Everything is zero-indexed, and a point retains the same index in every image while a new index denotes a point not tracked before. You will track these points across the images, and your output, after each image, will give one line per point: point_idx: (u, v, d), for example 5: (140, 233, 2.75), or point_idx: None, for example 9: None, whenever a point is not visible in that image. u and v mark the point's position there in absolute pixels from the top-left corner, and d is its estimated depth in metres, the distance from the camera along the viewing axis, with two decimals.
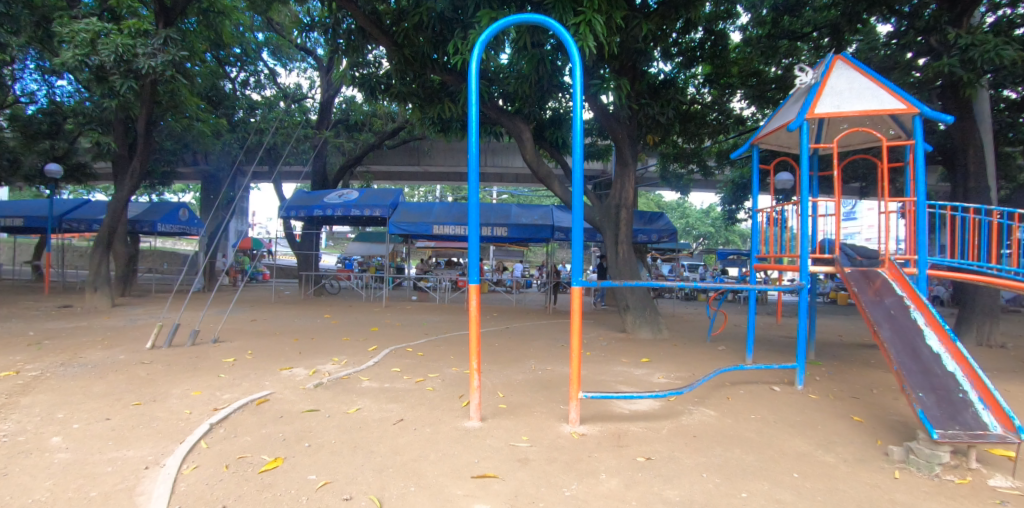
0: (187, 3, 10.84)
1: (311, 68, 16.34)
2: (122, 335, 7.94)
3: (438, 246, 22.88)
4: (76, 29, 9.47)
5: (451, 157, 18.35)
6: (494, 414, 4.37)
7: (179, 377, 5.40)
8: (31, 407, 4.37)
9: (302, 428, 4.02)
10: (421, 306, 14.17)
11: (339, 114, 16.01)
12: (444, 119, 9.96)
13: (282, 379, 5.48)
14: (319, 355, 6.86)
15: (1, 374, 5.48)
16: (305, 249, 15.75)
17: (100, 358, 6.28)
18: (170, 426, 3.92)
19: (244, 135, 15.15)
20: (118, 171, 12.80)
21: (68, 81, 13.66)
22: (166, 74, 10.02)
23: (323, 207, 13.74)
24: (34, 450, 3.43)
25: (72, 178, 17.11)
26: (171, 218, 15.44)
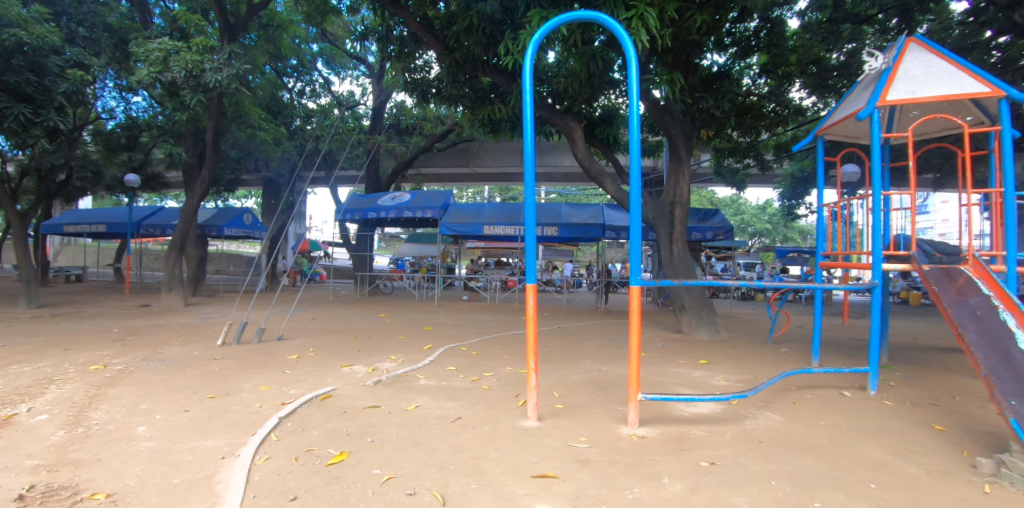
0: (249, 18, 11.38)
1: (364, 75, 16.85)
2: (196, 332, 8.48)
3: (488, 246, 23.09)
4: (150, 48, 10.11)
5: (500, 158, 18.47)
6: (551, 414, 4.35)
7: (249, 372, 5.69)
8: (119, 398, 4.71)
9: (364, 423, 4.14)
10: (472, 306, 14.33)
11: (391, 118, 16.46)
12: (494, 121, 10.00)
13: (344, 376, 5.66)
14: (378, 353, 7.06)
15: (92, 367, 5.96)
16: (360, 250, 16.29)
17: (177, 353, 6.72)
18: (244, 418, 4.14)
19: (302, 142, 15.81)
20: (189, 179, 13.65)
21: (143, 97, 14.61)
22: (231, 87, 10.63)
23: (377, 209, 14.16)
24: (124, 438, 3.70)
25: (148, 187, 18.43)
26: (236, 222, 16.31)
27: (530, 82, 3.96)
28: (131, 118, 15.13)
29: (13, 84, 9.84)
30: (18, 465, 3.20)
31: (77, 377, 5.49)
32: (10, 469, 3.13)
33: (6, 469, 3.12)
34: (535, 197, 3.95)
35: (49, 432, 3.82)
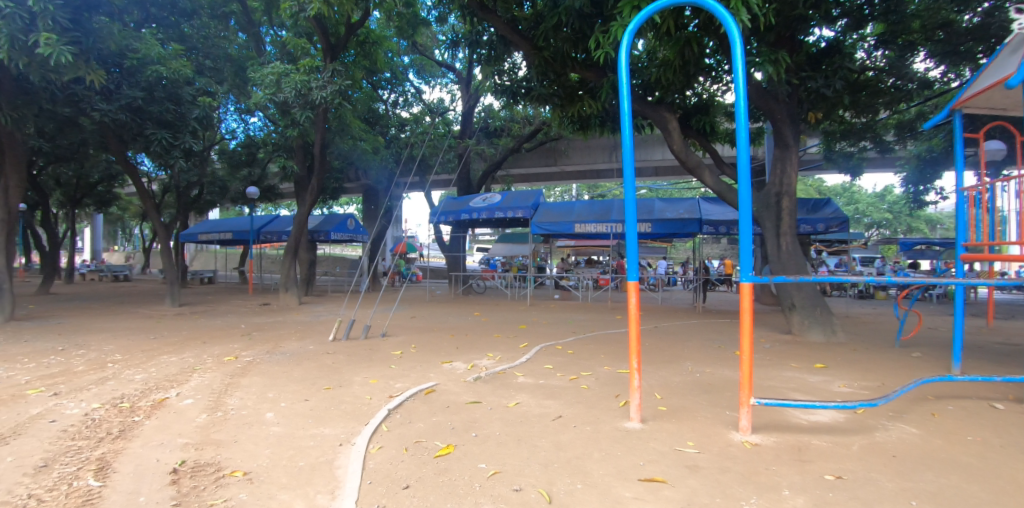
0: (347, 37, 12.15)
1: (452, 82, 17.39)
2: (310, 328, 9.24)
3: (577, 244, 22.91)
4: (265, 72, 11.18)
5: (589, 155, 18.25)
6: (654, 416, 4.20)
7: (359, 366, 6.09)
8: (250, 387, 5.24)
9: (467, 418, 4.27)
10: (563, 305, 14.28)
11: (480, 122, 16.82)
12: (583, 118, 9.88)
13: (445, 372, 5.88)
14: (475, 351, 7.26)
15: (226, 359, 6.68)
16: (454, 251, 16.85)
17: (296, 348, 7.35)
18: (357, 409, 4.43)
19: (398, 150, 16.66)
20: (300, 189, 14.89)
21: (259, 117, 16.09)
22: (335, 102, 11.43)
23: (469, 211, 14.56)
24: (255, 422, 4.10)
25: (266, 199, 20.36)
26: (342, 227, 17.53)
27: (626, 75, 3.89)
28: (250, 137, 16.68)
29: (158, 113, 11.30)
30: (173, 442, 3.66)
31: (215, 367, 6.19)
32: (166, 446, 3.60)
33: (164, 446, 3.59)
34: (635, 190, 3.87)
35: (194, 414, 4.34)
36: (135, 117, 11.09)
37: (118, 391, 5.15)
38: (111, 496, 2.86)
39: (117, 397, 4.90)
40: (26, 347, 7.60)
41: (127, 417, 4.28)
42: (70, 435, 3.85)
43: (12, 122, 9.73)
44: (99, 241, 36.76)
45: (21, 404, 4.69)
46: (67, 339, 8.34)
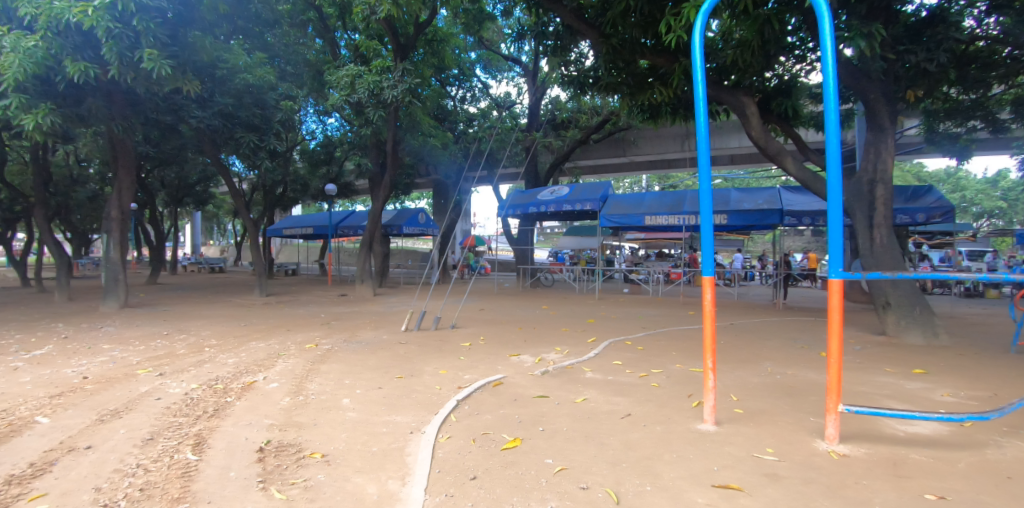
0: (416, 35, 12.43)
1: (519, 75, 17.41)
2: (384, 318, 9.62)
3: (647, 236, 22.27)
4: (341, 75, 11.72)
5: (659, 145, 17.64)
6: (729, 419, 3.99)
7: (430, 357, 6.27)
8: (329, 373, 5.54)
9: (535, 412, 4.26)
10: (633, 300, 13.93)
11: (546, 115, 16.71)
12: (654, 106, 9.52)
13: (513, 365, 5.90)
14: (543, 344, 7.24)
15: (308, 346, 7.10)
16: (522, 244, 16.91)
17: (371, 337, 7.69)
18: (427, 398, 4.55)
19: (467, 145, 16.92)
20: (374, 185, 15.51)
21: (336, 118, 16.90)
22: (405, 101, 11.78)
23: (537, 204, 14.55)
24: (333, 407, 4.31)
25: (343, 195, 21.40)
26: (413, 221, 18.09)
27: (700, 58, 3.72)
28: (328, 137, 17.56)
29: (246, 117, 12.17)
30: (260, 423, 3.93)
31: (298, 353, 6.59)
32: (254, 426, 3.87)
33: (252, 426, 3.86)
34: (710, 177, 3.68)
35: (278, 397, 4.64)
36: (226, 122, 12.00)
37: (213, 373, 5.62)
38: (206, 470, 3.11)
39: (213, 379, 5.34)
40: (138, 331, 8.47)
41: (220, 397, 4.65)
42: (172, 412, 4.24)
43: (125, 130, 10.83)
44: (199, 235, 40.29)
45: (133, 382, 5.23)
46: (172, 324, 9.20)
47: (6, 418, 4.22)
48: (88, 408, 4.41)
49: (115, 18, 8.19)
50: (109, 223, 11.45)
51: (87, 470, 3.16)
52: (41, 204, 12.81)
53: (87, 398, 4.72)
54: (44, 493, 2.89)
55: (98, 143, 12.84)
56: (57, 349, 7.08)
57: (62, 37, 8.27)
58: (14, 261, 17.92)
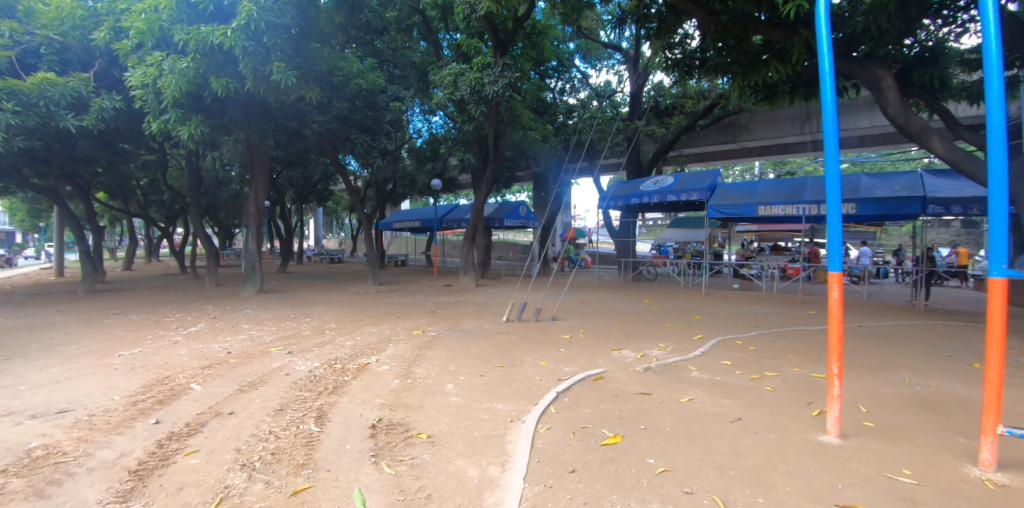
0: (515, 30, 12.53)
1: (619, 63, 16.92)
2: (486, 308, 9.88)
3: (760, 228, 20.65)
4: (444, 74, 12.16)
5: (775, 128, 16.23)
6: (857, 432, 3.56)
7: (530, 347, 6.32)
8: (434, 359, 5.80)
9: (635, 409, 4.12)
10: (744, 296, 13.00)
11: (648, 103, 16.24)
12: (769, 85, 8.75)
13: (614, 360, 5.77)
14: (646, 340, 6.99)
15: (416, 332, 7.51)
16: (623, 236, 16.47)
17: (474, 326, 7.94)
18: (526, 388, 4.59)
19: (567, 136, 16.80)
20: (476, 179, 15.96)
21: (440, 115, 17.58)
22: (506, 95, 11.94)
23: (640, 195, 14.06)
24: (438, 392, 4.50)
25: (447, 190, 22.29)
26: (514, 214, 18.33)
27: (826, 28, 3.43)
28: (433, 135, 18.33)
29: (360, 119, 13.11)
30: (372, 402, 4.20)
31: (407, 339, 6.99)
32: (368, 404, 4.15)
33: (365, 404, 4.15)
34: (837, 157, 3.38)
35: (389, 379, 4.94)
36: (343, 125, 12.98)
37: (333, 353, 6.13)
38: (326, 441, 3.39)
39: (333, 358, 5.83)
40: (272, 314, 9.51)
41: (339, 376, 5.05)
42: (299, 387, 4.69)
43: (259, 136, 12.11)
44: (321, 229, 44.28)
45: (267, 358, 5.87)
46: (299, 309, 10.20)
47: (169, 383, 4.94)
48: (231, 379, 5.02)
49: (249, 37, 9.19)
50: (248, 219, 12.93)
51: (230, 433, 3.60)
52: (196, 203, 14.76)
53: (231, 370, 5.37)
54: (197, 450, 3.33)
55: (238, 149, 14.53)
56: (209, 327, 8.17)
57: (207, 57, 9.43)
58: (176, 251, 20.89)
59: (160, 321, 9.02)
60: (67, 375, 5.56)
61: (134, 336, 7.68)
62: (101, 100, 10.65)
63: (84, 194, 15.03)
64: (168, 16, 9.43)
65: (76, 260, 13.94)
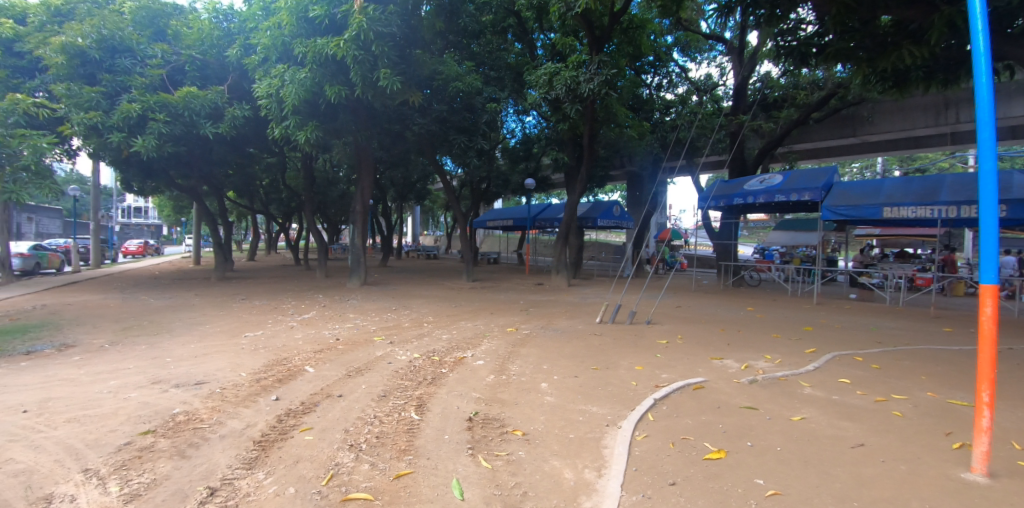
0: (612, 26, 12.25)
1: (721, 55, 16.06)
2: (578, 309, 9.79)
3: (885, 231, 18.54)
4: (540, 73, 12.21)
5: (903, 119, 14.47)
6: (1012, 473, 3.03)
7: (625, 350, 6.14)
8: (528, 356, 5.82)
9: (740, 424, 3.83)
10: (866, 307, 11.74)
11: (753, 96, 15.29)
12: (899, 71, 7.83)
13: (715, 369, 5.43)
14: (750, 350, 6.52)
15: (510, 329, 7.60)
16: (725, 239, 15.50)
17: (567, 325, 7.89)
18: (622, 393, 4.44)
19: (663, 134, 16.22)
20: (570, 178, 15.84)
21: (534, 115, 17.65)
22: (602, 93, 11.66)
23: (744, 195, 13.20)
24: (532, 390, 4.49)
25: (539, 190, 22.36)
26: (608, 214, 17.94)
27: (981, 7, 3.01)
28: (527, 135, 18.46)
29: (458, 121, 13.56)
30: (469, 395, 4.29)
31: (502, 335, 7.10)
32: (464, 397, 4.25)
33: (462, 397, 4.24)
34: (994, 151, 2.92)
35: (484, 374, 5.02)
36: (442, 126, 13.50)
37: (431, 345, 6.38)
38: (426, 429, 3.51)
39: (431, 350, 6.06)
40: (375, 305, 10.10)
41: (437, 368, 5.23)
42: (401, 376, 4.91)
43: (366, 139, 12.91)
44: (418, 227, 46.56)
45: (372, 347, 6.22)
46: (399, 302, 10.72)
47: (287, 364, 5.39)
48: (340, 364, 5.38)
49: (359, 47, 9.81)
50: (354, 216, 13.83)
51: (339, 414, 3.84)
52: (310, 201, 16.03)
53: (339, 356, 5.75)
54: (310, 427, 3.59)
55: (348, 152, 15.60)
56: (321, 315, 8.84)
57: (323, 67, 10.18)
58: (291, 245, 22.88)
59: (279, 307, 9.91)
60: (203, 351, 6.28)
61: (256, 320, 8.50)
62: (233, 110, 11.96)
63: (218, 193, 16.92)
64: (289, 31, 10.31)
65: (211, 251, 15.74)
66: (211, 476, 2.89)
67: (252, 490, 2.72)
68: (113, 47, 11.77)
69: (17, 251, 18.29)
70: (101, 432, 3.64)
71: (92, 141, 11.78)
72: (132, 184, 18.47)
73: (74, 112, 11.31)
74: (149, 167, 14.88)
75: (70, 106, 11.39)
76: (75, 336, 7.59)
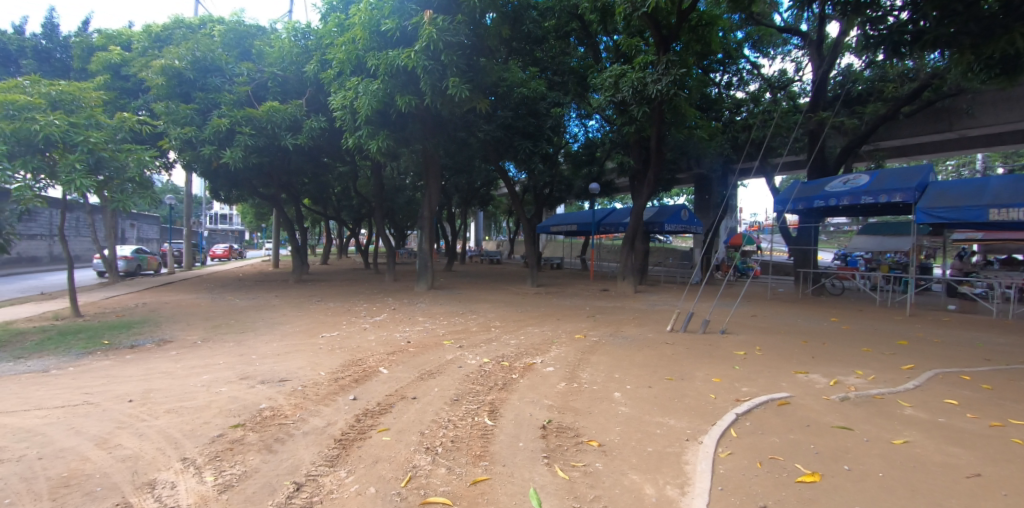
0: (679, 25, 11.86)
1: (797, 48, 15.22)
2: (647, 316, 9.49)
3: (990, 236, 16.77)
4: (606, 76, 12.01)
5: (1010, 111, 13.06)
6: None
7: (700, 361, 5.86)
8: (598, 364, 5.69)
9: (833, 445, 3.54)
10: (969, 320, 10.61)
11: (834, 91, 14.33)
12: (1011, 56, 7.04)
13: (801, 384, 5.07)
14: (838, 365, 6.03)
15: (578, 336, 7.48)
16: (803, 244, 14.56)
17: (636, 333, 7.66)
18: (700, 406, 4.24)
19: (735, 134, 15.51)
20: (636, 183, 15.42)
21: (597, 118, 17.46)
22: (670, 94, 11.20)
23: (825, 197, 12.36)
24: (605, 399, 4.38)
25: (604, 194, 22.00)
26: (675, 218, 17.35)
27: None
28: (590, 139, 18.27)
29: (523, 126, 13.72)
30: (541, 402, 4.24)
31: (570, 342, 7.00)
32: (536, 404, 4.20)
33: (534, 404, 4.20)
34: None
35: (555, 381, 4.95)
36: (507, 132, 13.62)
37: (500, 350, 6.38)
38: (501, 435, 3.49)
39: (500, 355, 6.08)
40: (442, 309, 10.27)
41: (507, 373, 5.22)
42: (472, 380, 4.94)
43: (434, 146, 13.20)
44: (481, 232, 47.32)
45: (442, 350, 6.32)
46: (465, 306, 10.86)
47: (362, 365, 5.57)
48: (412, 366, 5.50)
49: (429, 56, 10.08)
50: (422, 221, 14.17)
51: (414, 416, 3.91)
52: (379, 207, 16.62)
53: (411, 358, 5.89)
54: (387, 428, 3.68)
55: (415, 160, 16.07)
56: (392, 317, 9.10)
57: (394, 78, 10.54)
58: (361, 250, 23.79)
59: (352, 310, 10.30)
60: (286, 349, 6.62)
61: (332, 321, 8.88)
62: (311, 122, 12.60)
63: (296, 200, 17.90)
64: (362, 46, 10.70)
65: (289, 254, 16.70)
66: (297, 472, 3.01)
67: (335, 488, 2.80)
68: (205, 67, 12.77)
69: (122, 254, 20.24)
70: (196, 424, 3.90)
71: (187, 154, 12.81)
72: (219, 193, 19.96)
73: (171, 128, 12.35)
74: (235, 177, 15.99)
75: (168, 123, 12.47)
76: (172, 332, 8.25)
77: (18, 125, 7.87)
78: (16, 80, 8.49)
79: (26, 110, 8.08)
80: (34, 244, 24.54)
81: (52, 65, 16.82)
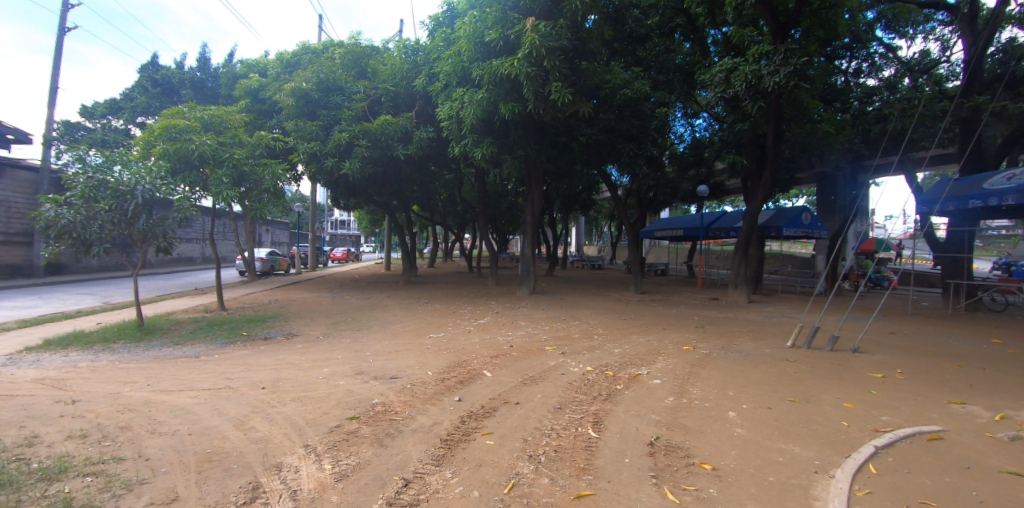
0: (799, 10, 10.93)
1: (943, 24, 13.29)
2: (763, 329, 8.74)
3: None
4: (715, 71, 11.24)
5: None
6: None
7: (827, 382, 5.24)
8: (709, 379, 5.31)
9: (1003, 493, 2.95)
10: None
11: (991, 71, 12.29)
12: None
13: (957, 417, 4.32)
14: (1005, 395, 5.09)
15: (686, 347, 7.07)
16: (954, 251, 12.53)
17: (752, 348, 7.05)
18: (830, 434, 3.78)
19: (866, 127, 13.82)
20: (750, 184, 14.27)
21: (705, 117, 16.54)
22: (789, 86, 10.28)
23: (983, 194, 10.51)
24: (717, 418, 4.07)
25: (713, 196, 20.71)
26: (795, 222, 15.82)
27: None
28: (697, 139, 17.38)
29: (626, 129, 13.19)
30: (647, 417, 4.04)
31: (677, 353, 6.64)
32: (643, 418, 4.01)
33: (640, 418, 4.01)
34: None
35: (663, 395, 4.70)
36: (610, 135, 13.30)
37: (603, 359, 6.22)
38: (605, 449, 3.37)
39: (603, 364, 5.91)
40: (543, 314, 10.25)
41: (612, 384, 5.05)
42: (575, 389, 4.85)
43: (536, 152, 13.27)
44: (582, 237, 47.16)
45: (544, 356, 6.29)
46: (566, 311, 10.77)
47: (466, 367, 5.71)
48: (515, 371, 5.52)
49: (531, 63, 10.15)
50: (524, 226, 14.35)
51: (517, 421, 3.92)
52: (482, 212, 17.03)
53: (513, 362, 5.92)
54: (490, 432, 3.71)
55: (516, 166, 16.32)
56: (495, 321, 9.27)
57: (497, 87, 10.78)
58: (465, 254, 24.63)
59: (457, 312, 10.66)
60: (397, 348, 6.97)
61: (440, 322, 9.22)
62: (420, 132, 13.28)
63: (406, 206, 18.94)
64: (468, 57, 11.08)
65: (399, 257, 17.74)
66: (405, 468, 3.12)
67: (441, 488, 2.85)
68: (327, 87, 13.99)
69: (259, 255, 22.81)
70: (317, 413, 4.22)
71: (313, 166, 14.10)
72: (340, 201, 21.78)
73: (301, 143, 13.72)
74: (353, 186, 17.32)
75: (299, 138, 13.81)
76: (298, 327, 9.06)
77: (179, 145, 9.20)
78: (178, 107, 9.91)
79: (186, 132, 9.40)
80: (191, 247, 28.49)
81: (205, 93, 19.47)
